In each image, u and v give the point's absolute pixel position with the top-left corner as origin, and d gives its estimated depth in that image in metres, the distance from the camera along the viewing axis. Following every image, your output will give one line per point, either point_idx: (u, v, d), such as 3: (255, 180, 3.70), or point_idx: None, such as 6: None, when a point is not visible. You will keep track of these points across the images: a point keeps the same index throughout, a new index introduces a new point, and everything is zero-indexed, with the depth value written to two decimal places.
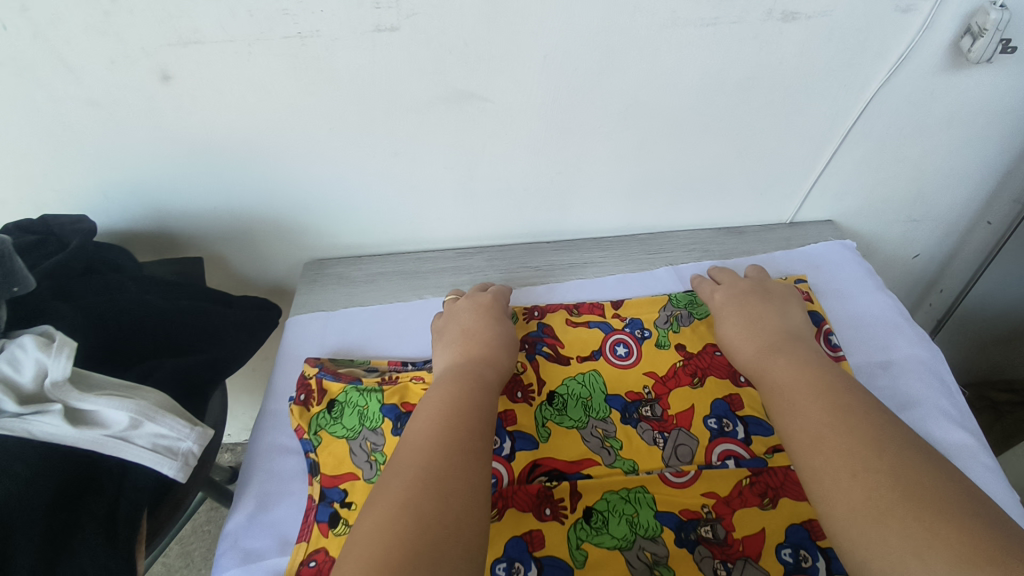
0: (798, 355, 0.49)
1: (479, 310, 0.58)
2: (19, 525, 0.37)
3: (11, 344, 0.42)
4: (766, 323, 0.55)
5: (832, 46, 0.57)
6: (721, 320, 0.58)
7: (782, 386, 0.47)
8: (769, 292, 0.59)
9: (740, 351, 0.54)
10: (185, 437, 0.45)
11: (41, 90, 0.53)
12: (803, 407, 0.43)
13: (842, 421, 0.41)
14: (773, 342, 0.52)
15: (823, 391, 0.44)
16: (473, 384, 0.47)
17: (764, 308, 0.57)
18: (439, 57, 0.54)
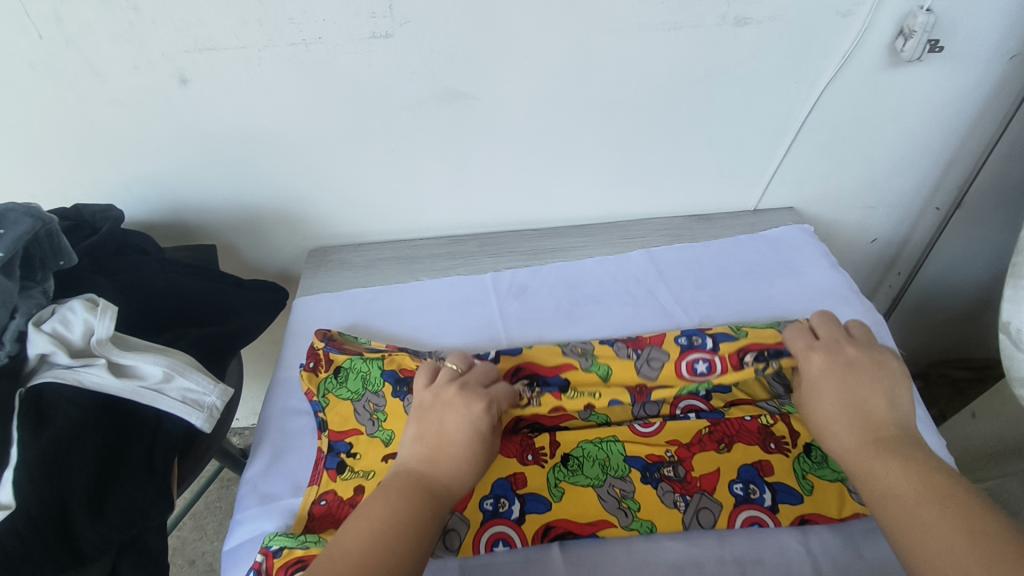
0: (911, 460, 0.43)
1: (467, 400, 0.50)
2: (77, 454, 0.44)
3: (59, 307, 0.47)
4: (873, 407, 0.48)
5: (781, 46, 0.64)
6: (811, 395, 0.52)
7: (895, 492, 0.42)
8: (878, 370, 0.51)
9: (837, 441, 0.48)
10: (210, 392, 0.51)
11: (72, 92, 0.59)
12: (921, 526, 0.39)
13: (966, 550, 0.36)
14: (882, 438, 0.46)
15: (951, 512, 0.38)
16: (421, 511, 0.43)
17: (872, 393, 0.49)
18: (430, 60, 0.61)
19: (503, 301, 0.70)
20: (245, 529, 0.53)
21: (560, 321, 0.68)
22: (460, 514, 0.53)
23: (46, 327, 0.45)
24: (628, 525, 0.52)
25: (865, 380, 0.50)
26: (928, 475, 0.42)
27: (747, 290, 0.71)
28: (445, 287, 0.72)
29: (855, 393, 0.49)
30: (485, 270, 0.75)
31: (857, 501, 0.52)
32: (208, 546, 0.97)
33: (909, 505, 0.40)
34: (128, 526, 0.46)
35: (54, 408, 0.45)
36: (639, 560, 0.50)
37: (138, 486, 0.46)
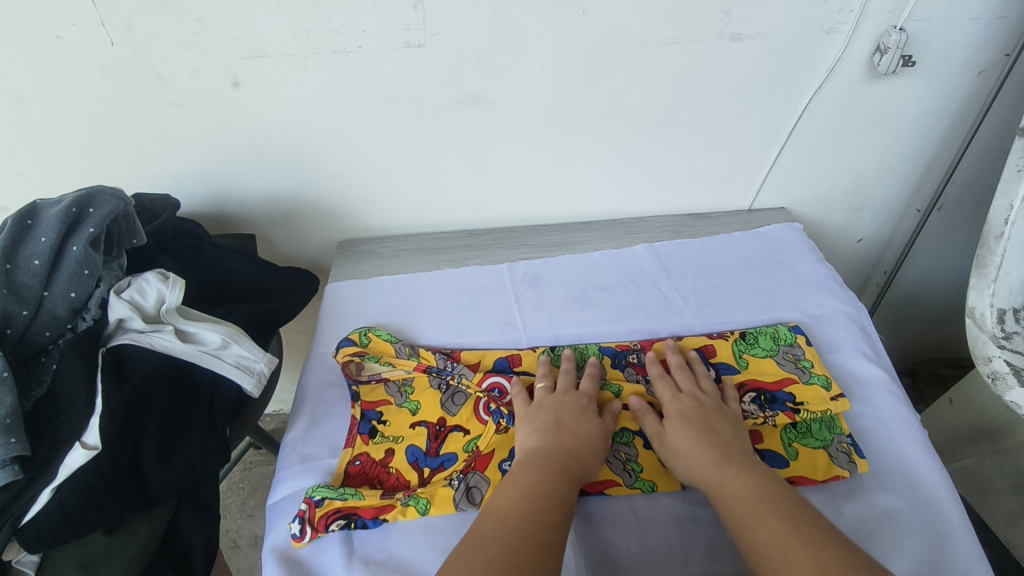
0: (751, 480, 0.51)
1: (579, 396, 0.60)
2: (150, 404, 0.50)
3: (135, 278, 0.54)
4: (720, 433, 0.56)
5: (773, 59, 0.71)
6: (659, 431, 0.57)
7: (738, 497, 0.50)
8: (722, 404, 0.59)
9: (691, 470, 0.54)
10: (259, 360, 0.56)
11: (136, 93, 0.66)
12: (762, 536, 0.46)
13: (791, 557, 0.44)
14: (727, 457, 0.53)
15: (781, 524, 0.46)
16: (560, 479, 0.51)
17: (718, 421, 0.57)
18: (457, 68, 0.68)
19: (518, 289, 0.77)
20: (287, 485, 0.58)
21: (571, 306, 0.74)
22: (479, 474, 0.57)
23: (125, 296, 0.52)
24: (632, 484, 0.57)
25: (710, 416, 0.57)
26: (761, 483, 0.50)
27: (741, 281, 0.77)
28: (464, 276, 0.79)
29: (705, 429, 0.56)
30: (501, 262, 0.81)
31: (839, 466, 0.57)
32: (233, 522, 1.05)
33: (747, 520, 0.48)
34: (192, 473, 0.50)
35: (131, 363, 0.50)
36: (643, 511, 0.55)
37: (201, 438, 0.52)
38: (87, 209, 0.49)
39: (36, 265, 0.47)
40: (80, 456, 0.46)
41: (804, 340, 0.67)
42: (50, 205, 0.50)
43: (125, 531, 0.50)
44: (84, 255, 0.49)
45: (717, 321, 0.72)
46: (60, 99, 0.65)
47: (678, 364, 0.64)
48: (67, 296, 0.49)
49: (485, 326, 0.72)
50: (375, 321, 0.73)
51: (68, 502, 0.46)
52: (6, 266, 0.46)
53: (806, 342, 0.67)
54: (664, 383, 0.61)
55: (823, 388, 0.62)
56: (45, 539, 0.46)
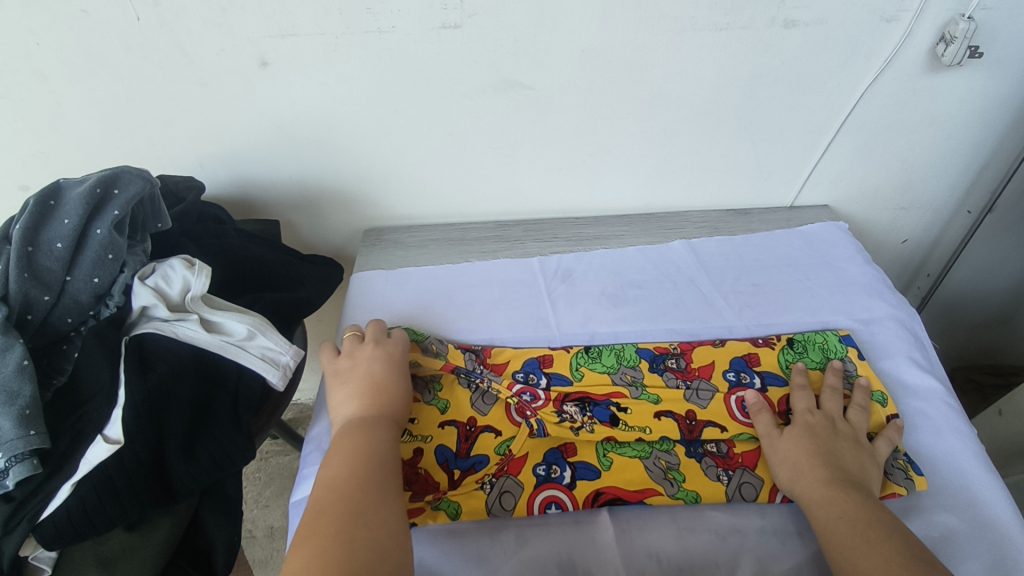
0: (861, 506, 0.48)
1: (384, 347, 0.59)
2: (175, 397, 0.47)
3: (159, 265, 0.51)
4: (842, 455, 0.52)
5: (827, 48, 0.67)
6: (776, 444, 0.55)
7: (841, 516, 0.47)
8: (856, 431, 0.55)
9: (794, 485, 0.52)
10: (285, 352, 0.54)
11: (161, 71, 0.64)
12: (858, 563, 0.44)
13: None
14: (841, 478, 0.50)
15: (875, 557, 0.44)
16: (380, 430, 0.51)
17: (845, 445, 0.53)
18: (494, 51, 0.65)
19: (551, 283, 0.74)
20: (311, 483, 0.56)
21: (606, 304, 0.71)
22: (513, 478, 0.55)
23: (150, 282, 0.50)
24: (674, 494, 0.54)
25: (832, 440, 0.54)
26: (870, 509, 0.47)
27: (784, 282, 0.73)
28: (494, 268, 0.76)
29: (828, 452, 0.52)
30: (532, 254, 0.78)
31: (894, 482, 0.53)
32: (248, 513, 1.03)
33: (842, 544, 0.46)
34: (216, 470, 0.48)
35: (155, 355, 0.48)
36: (685, 524, 0.53)
37: (226, 433, 0.49)
38: (112, 190, 0.47)
39: (59, 249, 0.45)
40: (102, 451, 0.43)
41: (857, 356, 0.63)
42: (75, 185, 0.48)
43: (146, 528, 0.48)
44: (108, 238, 0.46)
45: (760, 323, 0.68)
46: (83, 76, 0.63)
47: (832, 382, 0.60)
48: (90, 281, 0.46)
49: (516, 321, 0.69)
50: (402, 313, 0.70)
51: (89, 499, 0.44)
52: (28, 248, 0.44)
53: (857, 356, 0.64)
54: (802, 398, 0.58)
55: (879, 405, 0.59)
56: (64, 535, 0.44)
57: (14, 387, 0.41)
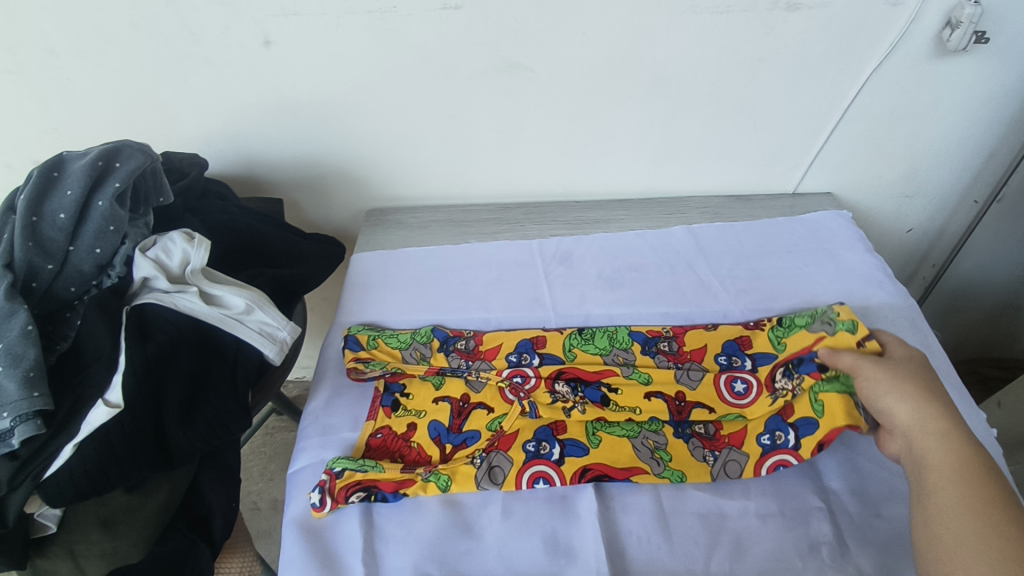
0: (961, 441, 0.45)
1: None
2: (174, 364, 0.49)
3: (160, 238, 0.52)
4: (936, 392, 0.50)
5: (832, 31, 0.66)
6: (881, 386, 0.51)
7: (936, 458, 0.45)
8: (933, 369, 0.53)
9: (892, 418, 0.49)
10: (283, 328, 0.55)
11: (167, 48, 0.65)
12: (945, 502, 0.42)
13: (983, 538, 0.39)
14: (932, 410, 0.48)
15: (983, 505, 0.40)
16: None
17: (933, 382, 0.51)
18: (494, 32, 0.65)
19: (549, 266, 0.74)
20: (307, 454, 0.58)
21: (602, 286, 0.72)
22: (503, 453, 0.56)
23: (150, 253, 0.50)
24: (660, 473, 0.55)
25: (945, 389, 0.51)
26: (972, 448, 0.44)
27: (783, 269, 0.73)
28: (492, 250, 0.76)
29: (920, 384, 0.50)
30: (532, 237, 0.79)
31: (860, 416, 0.53)
32: (253, 486, 1.07)
33: (961, 482, 0.42)
34: (213, 438, 0.51)
35: (155, 326, 0.49)
36: (671, 504, 0.53)
37: (223, 403, 0.51)
38: (113, 164, 0.49)
39: (61, 219, 0.46)
40: (103, 414, 0.44)
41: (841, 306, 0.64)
42: (76, 157, 0.49)
43: (146, 490, 0.50)
44: (110, 211, 0.47)
45: (756, 308, 0.69)
46: (92, 52, 0.65)
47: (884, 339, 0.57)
48: (92, 252, 0.47)
49: (513, 302, 0.70)
50: (401, 293, 0.71)
51: (89, 458, 0.44)
52: (32, 218, 0.45)
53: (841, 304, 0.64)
54: (899, 351, 0.55)
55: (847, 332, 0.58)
56: (66, 493, 0.45)
57: (18, 350, 0.43)
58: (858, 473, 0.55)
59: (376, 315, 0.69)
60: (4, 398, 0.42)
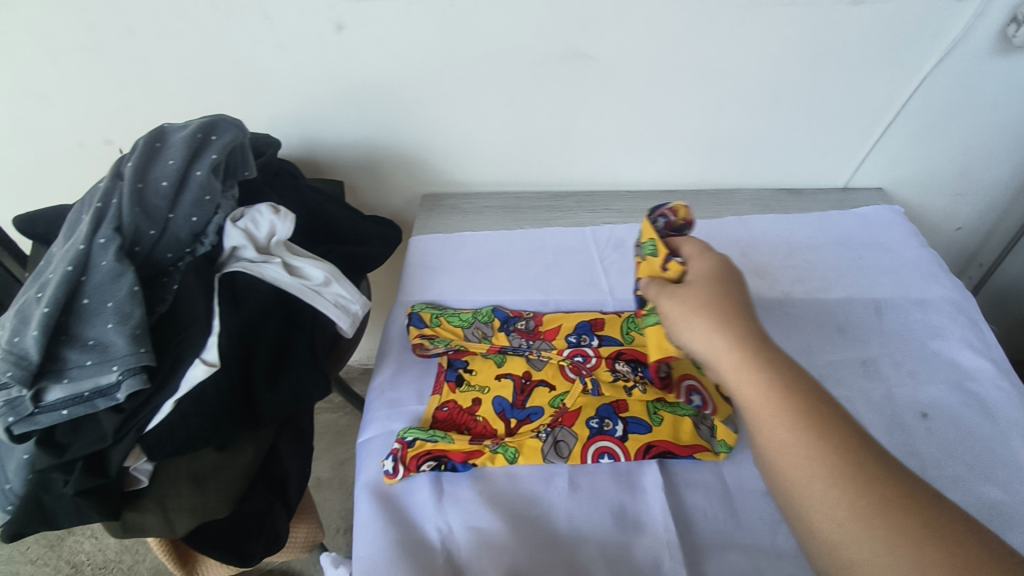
0: (744, 366, 0.41)
1: None
2: (263, 330, 0.51)
3: (248, 210, 0.54)
4: (714, 306, 0.44)
5: (894, 25, 0.67)
6: (680, 311, 0.45)
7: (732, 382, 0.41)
8: (735, 280, 0.47)
9: (693, 343, 0.44)
10: (356, 301, 0.57)
11: (244, 32, 0.67)
12: (778, 434, 0.38)
13: (835, 471, 0.35)
14: (726, 323, 0.43)
15: (840, 435, 0.37)
16: None
17: (731, 294, 0.45)
18: (561, 21, 0.66)
19: (603, 252, 0.76)
20: (376, 426, 0.60)
21: None
22: (568, 429, 0.57)
23: (240, 224, 0.53)
24: (719, 451, 0.56)
25: (744, 303, 0.45)
26: (751, 370, 0.40)
27: (836, 261, 0.74)
28: (547, 235, 0.78)
29: (719, 298, 0.44)
30: (585, 224, 0.80)
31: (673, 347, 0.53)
32: None
33: (794, 435, 0.37)
34: (295, 402, 0.52)
35: (244, 294, 0.51)
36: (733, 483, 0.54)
37: (304, 368, 0.53)
38: (209, 137, 0.51)
39: (163, 187, 0.48)
40: (201, 371, 0.47)
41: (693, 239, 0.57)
42: (176, 130, 0.52)
43: (232, 450, 0.52)
44: (206, 181, 0.50)
45: (810, 298, 0.70)
46: (172, 34, 0.67)
47: (686, 251, 0.51)
48: (189, 220, 0.50)
49: (569, 286, 0.72)
50: (460, 275, 0.73)
51: (189, 415, 0.48)
52: (138, 184, 0.47)
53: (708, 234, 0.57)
54: (701, 265, 0.49)
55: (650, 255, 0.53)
56: (164, 446, 0.47)
57: (127, 309, 0.45)
58: (917, 458, 0.55)
59: (437, 295, 0.71)
60: (112, 353, 0.44)
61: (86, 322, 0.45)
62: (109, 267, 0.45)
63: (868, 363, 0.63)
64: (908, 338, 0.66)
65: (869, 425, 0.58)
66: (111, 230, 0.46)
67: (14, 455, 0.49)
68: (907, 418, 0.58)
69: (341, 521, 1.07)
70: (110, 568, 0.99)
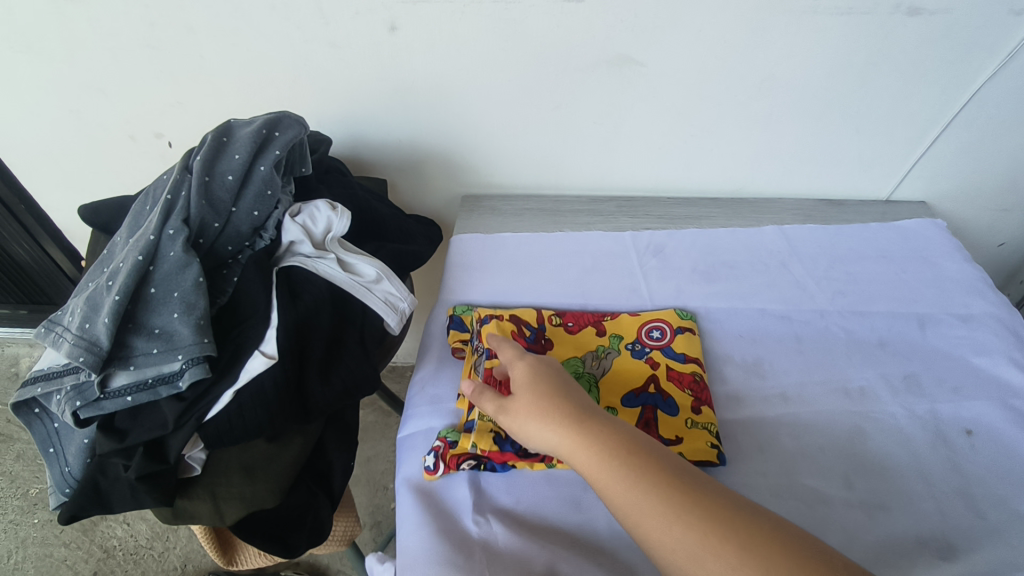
0: (581, 445, 0.43)
1: None
2: (316, 324, 0.52)
3: (305, 206, 0.56)
4: (532, 404, 0.46)
5: (949, 38, 0.67)
6: (516, 414, 0.47)
7: (582, 467, 0.43)
8: (553, 369, 0.50)
9: (540, 441, 0.46)
10: (404, 299, 0.58)
11: (299, 32, 0.68)
12: (626, 502, 0.40)
13: (678, 515, 0.38)
14: (559, 412, 0.45)
15: (666, 482, 0.40)
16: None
17: (552, 382, 0.48)
18: (613, 27, 0.67)
19: (643, 257, 0.76)
20: (417, 422, 0.60)
21: (698, 280, 0.73)
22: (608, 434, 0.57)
23: (299, 220, 0.54)
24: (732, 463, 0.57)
25: (558, 382, 0.48)
26: (590, 447, 0.43)
27: (879, 274, 0.74)
28: (588, 239, 0.78)
29: (548, 394, 0.47)
30: (625, 229, 0.80)
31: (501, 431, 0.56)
32: None
33: (623, 488, 0.40)
34: (346, 396, 0.53)
35: (301, 289, 0.52)
36: (770, 490, 0.53)
37: (355, 362, 0.54)
38: (274, 133, 0.52)
39: (229, 181, 0.50)
40: (261, 364, 0.48)
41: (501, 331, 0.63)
42: (242, 125, 0.53)
43: (282, 441, 0.53)
44: (269, 175, 0.51)
45: (853, 310, 0.69)
46: (229, 32, 0.68)
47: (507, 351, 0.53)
48: (251, 214, 0.51)
49: (610, 289, 0.72)
50: (501, 275, 0.73)
51: (246, 409, 0.49)
52: (206, 178, 0.49)
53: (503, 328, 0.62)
54: (518, 364, 0.51)
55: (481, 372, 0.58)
56: (223, 436, 0.49)
57: (192, 299, 0.46)
58: (962, 476, 0.54)
59: (478, 295, 0.71)
60: (178, 342, 0.45)
61: (153, 311, 0.46)
62: (177, 258, 0.46)
63: (911, 377, 0.63)
64: (953, 354, 0.65)
65: (912, 440, 0.57)
66: (180, 222, 0.47)
67: (73, 438, 0.50)
68: (951, 435, 0.57)
69: (367, 517, 1.08)
70: (141, 554, 1.01)
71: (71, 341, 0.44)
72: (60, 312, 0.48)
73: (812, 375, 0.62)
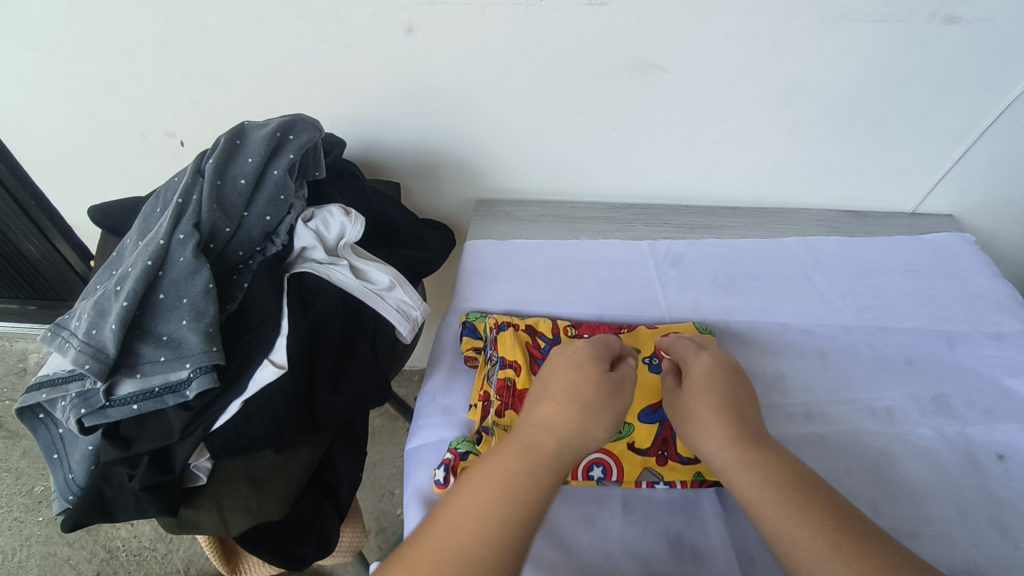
0: (746, 449, 0.45)
1: None
2: (327, 332, 0.50)
3: (318, 211, 0.54)
4: (709, 398, 0.49)
5: (985, 47, 0.64)
6: (688, 403, 0.49)
7: (737, 468, 0.44)
8: (739, 378, 0.51)
9: (703, 436, 0.47)
10: (417, 307, 0.57)
11: (314, 31, 0.67)
12: (776, 512, 0.41)
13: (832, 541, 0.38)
14: (733, 415, 0.47)
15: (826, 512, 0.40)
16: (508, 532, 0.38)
17: (734, 389, 0.50)
18: (636, 32, 0.65)
19: (661, 267, 0.74)
20: (426, 433, 0.58)
21: (717, 292, 0.71)
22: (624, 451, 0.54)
23: (312, 225, 0.53)
24: None
25: (742, 394, 0.50)
26: (758, 454, 0.44)
27: (906, 289, 0.71)
28: (604, 247, 0.76)
29: (728, 397, 0.49)
30: (643, 237, 0.78)
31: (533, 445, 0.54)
32: None
33: (779, 503, 0.41)
34: (356, 407, 0.52)
35: (312, 296, 0.51)
36: None
37: (366, 371, 0.52)
38: (288, 135, 0.50)
39: (242, 184, 0.49)
40: (269, 373, 0.46)
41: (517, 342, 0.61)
42: (256, 127, 0.51)
43: (290, 452, 0.51)
44: (283, 179, 0.50)
45: (878, 326, 0.67)
46: (243, 31, 0.67)
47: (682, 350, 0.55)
48: (263, 218, 0.50)
49: (627, 300, 0.70)
50: (515, 283, 0.72)
51: (253, 418, 0.47)
52: (217, 182, 0.48)
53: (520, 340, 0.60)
54: (700, 362, 0.52)
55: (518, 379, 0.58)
56: (229, 447, 0.47)
57: (201, 306, 0.44)
58: (996, 504, 0.52)
59: (492, 303, 0.70)
60: (186, 350, 0.44)
61: (160, 317, 0.45)
62: (186, 264, 0.45)
63: (940, 398, 0.60)
64: (984, 375, 0.62)
65: (942, 464, 0.55)
66: (190, 226, 0.46)
67: (78, 445, 0.49)
68: (983, 459, 0.55)
69: (373, 523, 1.07)
70: (145, 555, 1.00)
71: (76, 347, 0.43)
72: (66, 317, 0.47)
73: (837, 394, 0.60)
